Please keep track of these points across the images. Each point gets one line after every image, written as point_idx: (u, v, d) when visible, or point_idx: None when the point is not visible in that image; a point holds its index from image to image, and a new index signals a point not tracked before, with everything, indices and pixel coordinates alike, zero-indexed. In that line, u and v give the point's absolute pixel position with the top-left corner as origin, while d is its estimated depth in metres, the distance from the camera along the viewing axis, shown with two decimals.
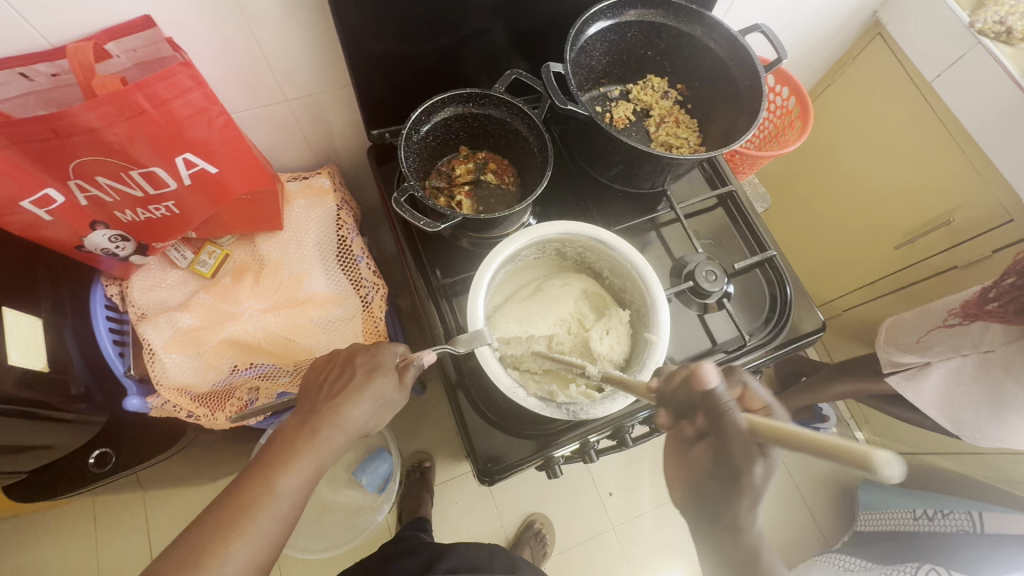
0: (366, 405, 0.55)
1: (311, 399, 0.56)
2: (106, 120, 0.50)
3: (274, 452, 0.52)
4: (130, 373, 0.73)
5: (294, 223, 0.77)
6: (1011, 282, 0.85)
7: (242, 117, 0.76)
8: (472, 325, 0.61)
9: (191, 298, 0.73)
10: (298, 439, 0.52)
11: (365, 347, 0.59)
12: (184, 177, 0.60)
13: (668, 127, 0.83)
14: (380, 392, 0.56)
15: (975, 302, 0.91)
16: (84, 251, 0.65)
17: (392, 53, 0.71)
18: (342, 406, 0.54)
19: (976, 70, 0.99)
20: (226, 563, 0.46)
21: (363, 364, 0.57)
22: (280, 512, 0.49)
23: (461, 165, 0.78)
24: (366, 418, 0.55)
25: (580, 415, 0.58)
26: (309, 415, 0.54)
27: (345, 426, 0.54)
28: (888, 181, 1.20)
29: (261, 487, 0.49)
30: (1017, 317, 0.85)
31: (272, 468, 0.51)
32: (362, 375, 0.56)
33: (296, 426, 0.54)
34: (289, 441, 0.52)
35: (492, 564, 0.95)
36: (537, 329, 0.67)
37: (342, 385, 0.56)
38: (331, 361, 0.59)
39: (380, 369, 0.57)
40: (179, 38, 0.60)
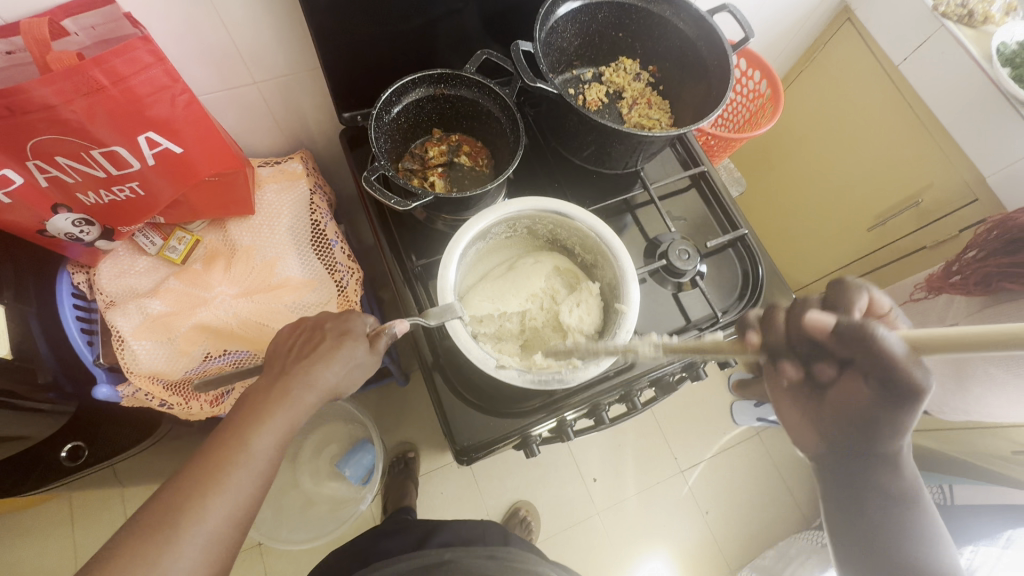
0: (337, 365, 0.54)
1: (281, 362, 0.56)
2: (63, 96, 0.49)
3: (247, 413, 0.52)
4: (99, 362, 0.72)
5: (265, 207, 0.77)
6: (972, 256, 0.87)
7: (210, 100, 0.75)
8: (444, 299, 0.61)
9: (161, 284, 0.72)
10: (270, 399, 0.52)
11: (336, 314, 0.59)
12: (148, 157, 0.59)
13: (639, 109, 0.85)
14: (352, 353, 0.56)
15: (939, 276, 0.92)
16: (47, 236, 0.63)
17: (361, 33, 0.70)
18: (312, 367, 0.54)
19: (939, 52, 1.03)
20: (201, 520, 0.45)
21: (332, 328, 0.57)
22: (256, 471, 0.49)
23: (434, 148, 0.79)
24: (338, 378, 0.55)
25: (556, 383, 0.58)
26: (280, 377, 0.54)
27: (316, 385, 0.53)
28: (859, 162, 1.22)
29: (234, 445, 0.49)
30: None
31: (246, 429, 0.50)
32: (332, 338, 0.56)
33: (268, 387, 0.53)
34: (260, 401, 0.52)
35: (484, 536, 0.95)
36: (508, 305, 0.67)
37: (311, 347, 0.56)
38: (302, 326, 0.59)
39: (350, 333, 0.57)
40: (140, 16, 0.59)
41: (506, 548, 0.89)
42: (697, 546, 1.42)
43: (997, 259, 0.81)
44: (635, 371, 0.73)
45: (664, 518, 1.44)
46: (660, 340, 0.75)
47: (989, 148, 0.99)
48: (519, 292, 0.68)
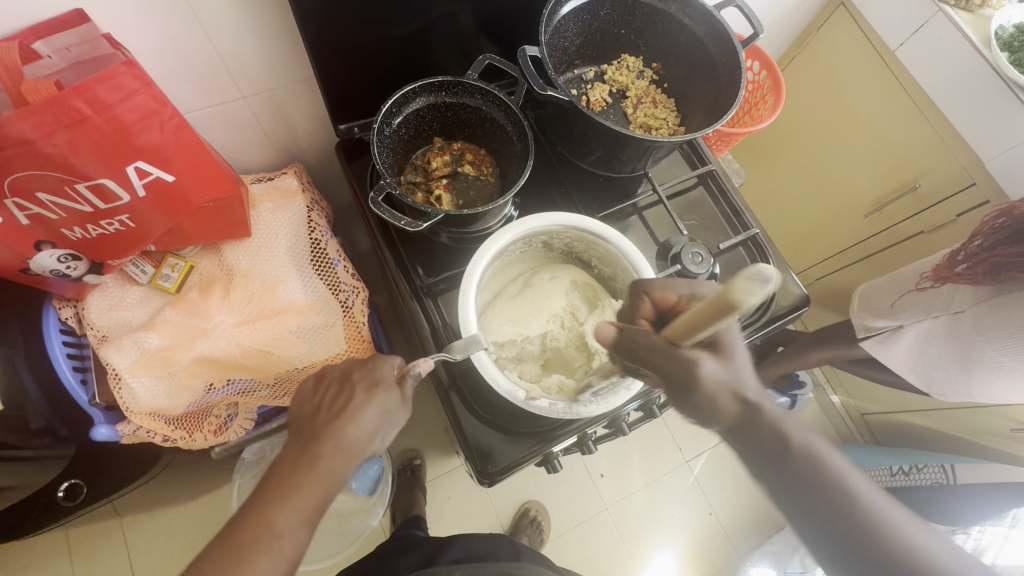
0: (368, 425, 0.52)
1: (309, 425, 0.52)
2: (43, 130, 0.45)
3: (277, 486, 0.50)
4: (96, 402, 0.68)
5: (262, 228, 0.73)
6: (979, 244, 0.88)
7: (195, 118, 0.70)
8: (467, 331, 0.59)
9: (156, 316, 0.68)
10: (300, 468, 0.50)
11: (360, 362, 0.56)
12: (138, 188, 0.55)
13: (645, 108, 0.82)
14: (382, 407, 0.53)
15: (944, 265, 0.94)
16: (31, 274, 0.59)
17: (354, 41, 0.66)
18: (343, 430, 0.51)
19: (938, 37, 1.02)
20: None
21: (360, 380, 0.54)
22: (281, 556, 0.48)
23: (437, 158, 0.75)
24: (369, 438, 0.52)
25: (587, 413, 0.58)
26: (308, 445, 0.51)
27: (348, 450, 0.51)
28: (855, 150, 1.22)
29: (258, 523, 0.48)
30: (985, 279, 0.88)
31: (269, 508, 0.49)
32: (361, 393, 0.53)
33: (297, 456, 0.51)
34: (287, 471, 0.50)
35: (494, 552, 0.92)
36: (529, 326, 0.66)
37: (339, 405, 0.53)
38: (325, 380, 0.56)
39: (380, 384, 0.54)
40: (118, 35, 0.55)
41: (519, 565, 0.87)
42: (704, 534, 1.44)
43: (1008, 248, 0.83)
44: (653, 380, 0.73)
45: (672, 509, 1.45)
46: None
47: (987, 133, 0.99)
48: (538, 312, 0.66)
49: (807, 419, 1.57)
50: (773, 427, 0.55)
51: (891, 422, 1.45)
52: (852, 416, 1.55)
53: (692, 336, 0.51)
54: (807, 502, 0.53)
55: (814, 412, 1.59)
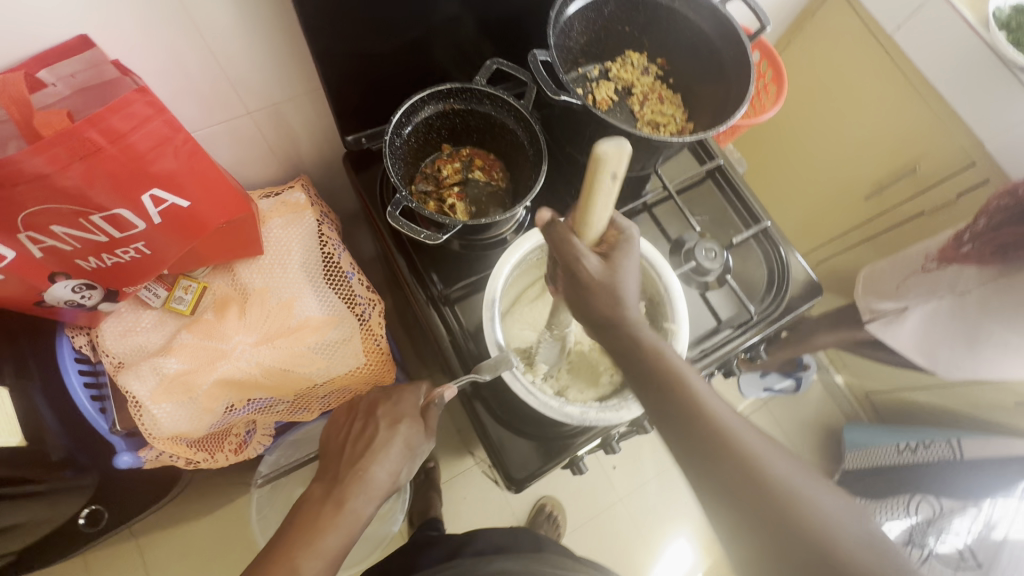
0: (391, 465, 0.53)
1: (335, 463, 0.54)
2: (58, 163, 0.45)
3: (301, 529, 0.50)
4: (116, 429, 0.68)
5: (273, 245, 0.72)
6: (983, 224, 0.89)
7: (199, 136, 0.69)
8: (495, 348, 0.61)
9: (173, 340, 0.68)
10: (324, 510, 0.50)
11: (385, 397, 0.57)
12: (153, 216, 0.54)
13: (652, 105, 0.81)
14: (406, 443, 0.54)
15: (950, 246, 0.95)
16: (45, 305, 0.58)
17: (359, 51, 0.65)
18: (367, 469, 0.52)
19: (934, 20, 1.01)
20: None
21: (385, 417, 0.55)
22: None
23: (447, 165, 0.75)
24: (393, 475, 0.53)
25: (615, 418, 0.60)
26: (333, 484, 0.52)
27: (371, 490, 0.52)
28: (853, 133, 1.23)
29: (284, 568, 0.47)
30: (993, 259, 0.88)
31: (296, 549, 0.48)
32: (384, 430, 0.54)
33: (322, 497, 0.51)
34: (313, 512, 0.50)
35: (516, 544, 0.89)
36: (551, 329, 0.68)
37: (365, 441, 0.54)
38: (352, 414, 0.58)
39: (403, 419, 0.55)
40: (125, 59, 0.55)
41: (541, 557, 0.83)
42: None
43: (1012, 229, 0.84)
44: None
45: (685, 496, 1.47)
46: (694, 346, 0.75)
47: (986, 114, 1.00)
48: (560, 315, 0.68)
49: (812, 401, 1.59)
50: (684, 394, 0.49)
51: (895, 399, 1.48)
52: (857, 395, 1.58)
53: (597, 225, 0.50)
54: (713, 464, 0.47)
55: (819, 393, 1.60)
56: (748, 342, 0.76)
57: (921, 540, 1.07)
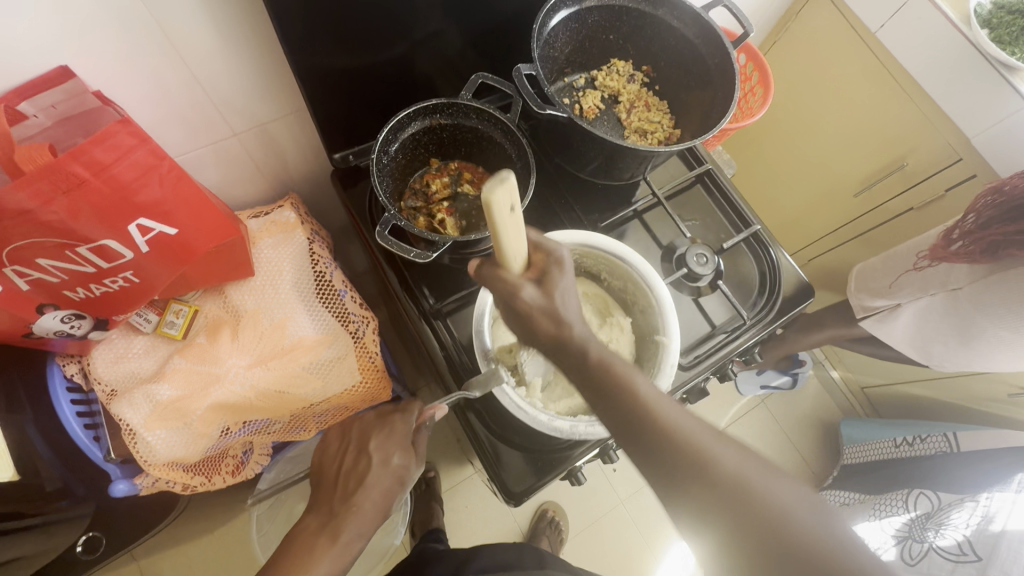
0: (385, 498, 0.52)
1: (329, 494, 0.53)
2: (41, 198, 0.45)
3: (292, 563, 0.49)
4: (110, 457, 0.68)
5: (264, 266, 0.72)
6: (971, 221, 0.89)
7: (186, 159, 0.69)
8: (487, 363, 0.62)
9: (165, 366, 0.67)
10: (319, 543, 0.50)
11: (377, 427, 0.56)
12: (141, 245, 0.54)
13: (639, 112, 0.81)
14: (397, 476, 0.54)
15: (940, 245, 0.94)
16: (34, 336, 0.58)
17: (343, 68, 0.65)
18: (361, 502, 0.51)
19: (916, 18, 1.02)
20: None
21: (377, 451, 0.54)
22: None
23: (436, 180, 0.75)
24: (385, 508, 0.53)
25: (609, 432, 0.60)
26: (329, 517, 0.51)
27: (366, 522, 0.51)
28: (840, 131, 1.23)
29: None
30: (981, 255, 0.89)
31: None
32: (376, 464, 0.54)
33: (318, 529, 0.51)
34: (306, 545, 0.50)
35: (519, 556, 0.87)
36: (541, 336, 0.67)
37: (358, 474, 0.54)
38: (343, 445, 0.57)
39: (395, 455, 0.54)
40: (107, 88, 0.55)
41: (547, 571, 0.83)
42: None
43: (1001, 225, 0.84)
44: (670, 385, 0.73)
45: None
46: (689, 352, 0.75)
47: (970, 109, 1.01)
48: None
49: (809, 397, 1.60)
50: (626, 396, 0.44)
51: (891, 393, 1.48)
52: (853, 390, 1.58)
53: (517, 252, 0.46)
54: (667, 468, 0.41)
55: (816, 389, 1.61)
56: (743, 346, 0.76)
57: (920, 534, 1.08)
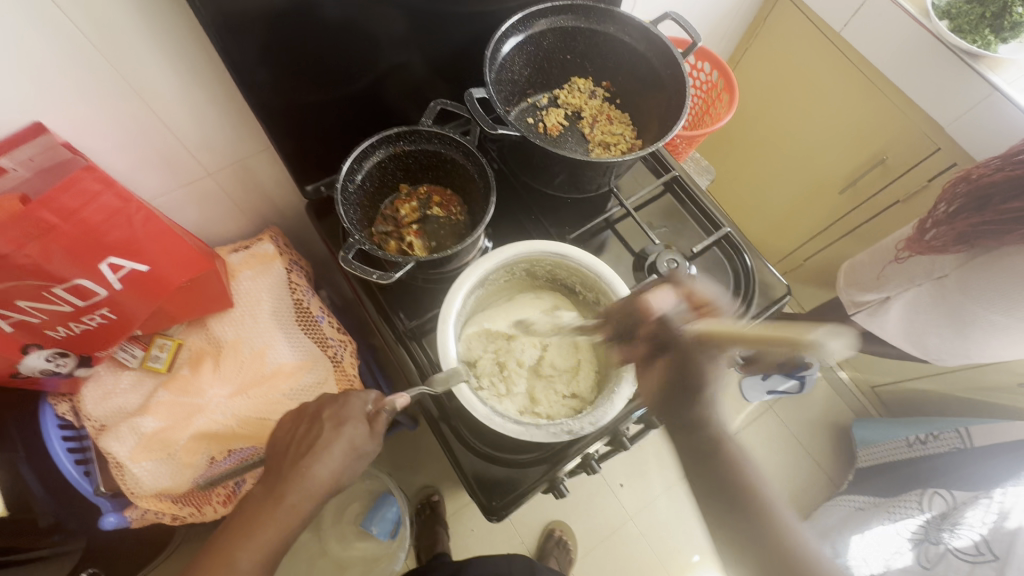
0: (336, 465, 0.54)
1: (279, 461, 0.56)
2: (14, 243, 0.49)
3: (243, 523, 0.53)
4: (100, 491, 0.71)
5: (243, 297, 0.75)
6: (944, 212, 0.88)
7: (165, 201, 0.73)
8: (448, 363, 0.61)
9: (150, 399, 0.70)
10: (270, 510, 0.53)
11: (334, 400, 0.57)
12: (115, 282, 0.58)
13: (601, 126, 0.84)
14: (351, 444, 0.55)
15: (917, 237, 0.94)
16: (23, 377, 0.61)
17: (307, 104, 0.69)
18: (308, 467, 0.54)
19: (878, 14, 1.02)
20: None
21: (330, 419, 0.56)
22: None
23: (405, 205, 0.77)
24: (333, 475, 0.55)
25: (560, 434, 0.60)
26: (276, 480, 0.54)
27: (313, 487, 0.53)
28: (818, 130, 1.24)
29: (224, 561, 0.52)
30: (949, 246, 0.89)
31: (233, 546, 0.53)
32: (328, 433, 0.55)
33: (266, 493, 0.54)
34: (257, 511, 0.53)
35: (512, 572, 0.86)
36: (498, 328, 0.70)
37: (308, 444, 0.55)
38: (301, 417, 0.58)
39: (348, 421, 0.56)
40: (82, 140, 0.60)
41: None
42: None
43: (967, 217, 0.85)
44: None
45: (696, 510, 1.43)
46: None
47: (941, 101, 1.00)
48: (509, 318, 0.71)
49: (818, 399, 1.57)
50: None
51: (901, 391, 1.45)
52: (863, 390, 1.55)
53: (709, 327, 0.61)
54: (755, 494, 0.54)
55: (824, 391, 1.58)
56: None
57: (935, 536, 1.01)
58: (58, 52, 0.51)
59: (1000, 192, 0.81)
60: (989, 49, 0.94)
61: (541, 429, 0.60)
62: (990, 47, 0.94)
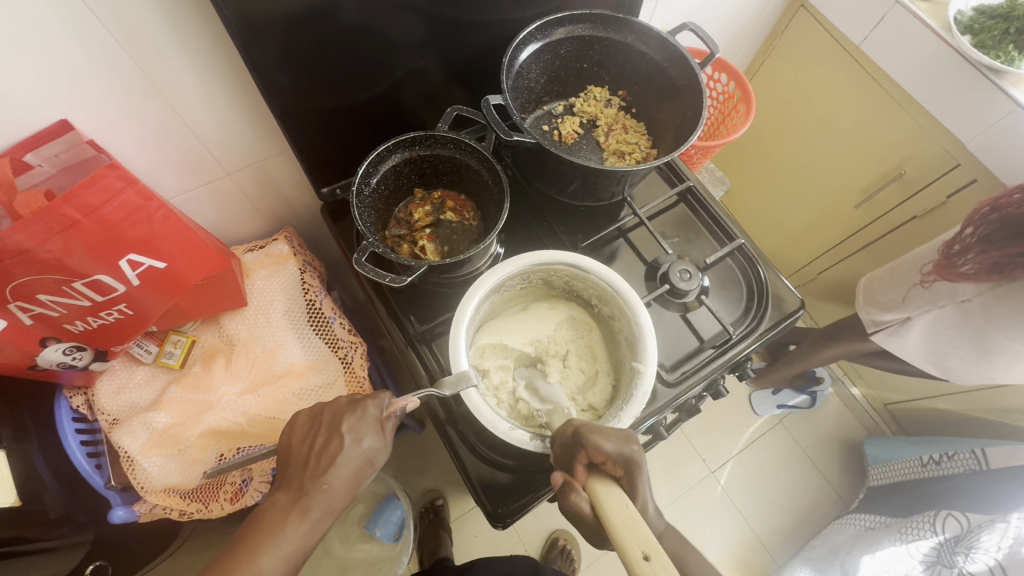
0: (354, 477, 0.55)
1: (298, 474, 0.55)
2: (38, 238, 0.50)
3: (263, 532, 0.53)
4: (111, 484, 0.72)
5: (257, 297, 0.76)
6: (972, 236, 0.86)
7: (184, 200, 0.74)
8: (457, 366, 0.61)
9: (162, 395, 0.71)
10: (289, 522, 0.53)
11: (349, 410, 0.57)
12: (132, 278, 0.59)
13: (616, 134, 0.84)
14: (367, 456, 0.56)
15: (946, 264, 0.91)
16: (39, 369, 0.62)
17: (325, 107, 0.69)
18: (332, 482, 0.54)
19: (898, 27, 1.02)
20: None
21: (348, 433, 0.55)
22: None
23: (419, 210, 0.78)
24: (353, 486, 0.55)
25: (567, 444, 0.60)
26: (299, 497, 0.54)
27: (334, 501, 0.54)
28: (834, 143, 1.23)
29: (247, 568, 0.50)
30: (986, 275, 0.86)
31: (256, 552, 0.51)
32: (348, 445, 0.55)
33: (288, 507, 0.54)
34: (275, 520, 0.53)
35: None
36: (511, 339, 0.69)
37: (327, 459, 0.54)
38: (314, 425, 0.57)
39: (365, 436, 0.56)
40: (105, 139, 0.61)
41: None
42: (740, 548, 1.39)
43: (998, 249, 0.83)
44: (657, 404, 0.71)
45: (702, 524, 1.41)
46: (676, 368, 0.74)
47: (962, 116, 0.99)
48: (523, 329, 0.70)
49: (829, 415, 1.55)
50: None
51: (915, 410, 1.42)
52: (876, 407, 1.53)
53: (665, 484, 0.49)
54: None
55: (836, 407, 1.56)
56: (735, 359, 0.74)
57: (949, 559, 1.00)
58: (87, 53, 0.52)
59: None
60: (1012, 64, 0.93)
61: (547, 438, 0.60)
62: (1013, 63, 0.92)
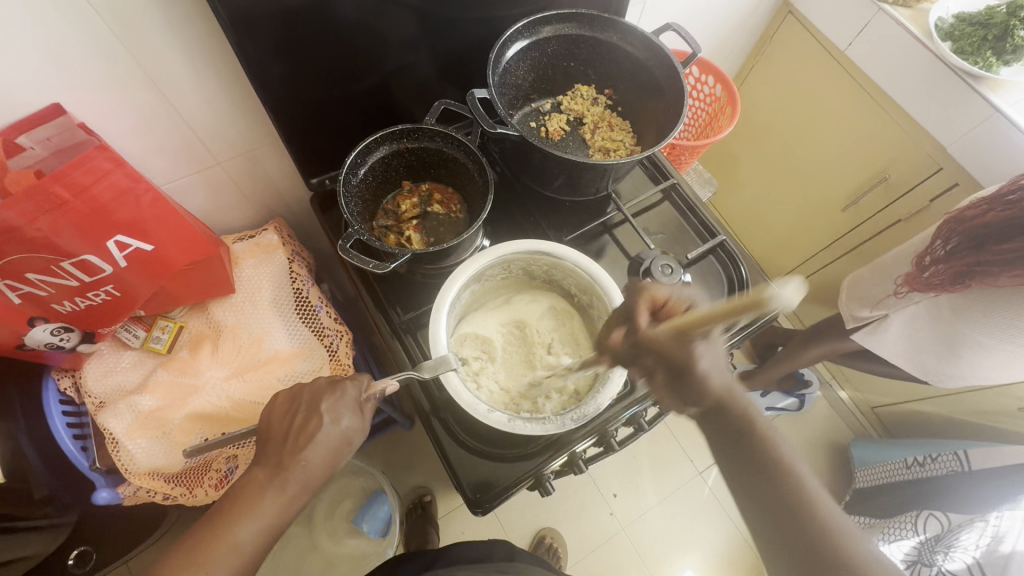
0: (331, 455, 0.56)
1: (277, 449, 0.56)
2: (27, 216, 0.51)
3: (240, 505, 0.54)
4: (96, 466, 0.73)
5: (244, 284, 0.78)
6: (942, 249, 0.90)
7: (175, 188, 0.76)
8: (438, 353, 0.62)
9: (149, 378, 0.73)
10: (268, 499, 0.54)
11: (328, 389, 0.57)
12: (120, 260, 0.60)
13: (602, 132, 0.85)
14: (346, 435, 0.57)
15: (915, 274, 0.95)
16: (28, 349, 0.64)
17: (315, 100, 0.71)
18: (308, 458, 0.55)
19: (881, 34, 1.04)
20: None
21: (328, 411, 0.56)
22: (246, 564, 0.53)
23: (406, 201, 0.79)
24: (330, 463, 0.56)
25: (542, 428, 0.60)
26: (277, 472, 0.55)
27: (311, 476, 0.55)
28: (821, 147, 1.25)
29: (224, 537, 0.53)
30: (946, 285, 0.90)
31: (231, 525, 0.53)
32: (327, 424, 0.56)
33: (265, 482, 0.55)
34: (253, 495, 0.54)
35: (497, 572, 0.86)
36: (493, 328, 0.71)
37: (305, 435, 0.55)
38: (294, 402, 0.58)
39: (344, 414, 0.56)
40: (96, 124, 0.62)
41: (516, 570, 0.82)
42: (725, 548, 1.39)
43: (966, 255, 0.86)
44: (637, 394, 0.71)
45: (688, 524, 1.41)
46: None
47: (943, 121, 1.01)
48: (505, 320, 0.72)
49: (817, 417, 1.56)
50: None
51: (901, 413, 1.44)
52: (863, 411, 1.54)
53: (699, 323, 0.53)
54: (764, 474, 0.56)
55: (824, 410, 1.57)
56: None
57: (929, 557, 1.02)
58: (82, 40, 0.54)
59: (993, 235, 0.81)
60: (991, 70, 0.95)
61: (524, 422, 0.61)
62: (991, 68, 0.95)
